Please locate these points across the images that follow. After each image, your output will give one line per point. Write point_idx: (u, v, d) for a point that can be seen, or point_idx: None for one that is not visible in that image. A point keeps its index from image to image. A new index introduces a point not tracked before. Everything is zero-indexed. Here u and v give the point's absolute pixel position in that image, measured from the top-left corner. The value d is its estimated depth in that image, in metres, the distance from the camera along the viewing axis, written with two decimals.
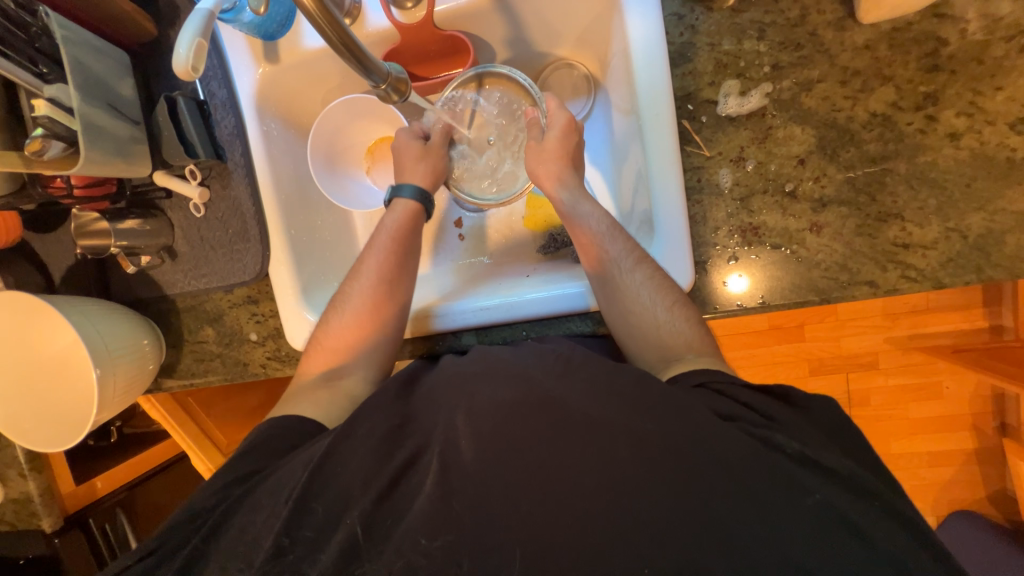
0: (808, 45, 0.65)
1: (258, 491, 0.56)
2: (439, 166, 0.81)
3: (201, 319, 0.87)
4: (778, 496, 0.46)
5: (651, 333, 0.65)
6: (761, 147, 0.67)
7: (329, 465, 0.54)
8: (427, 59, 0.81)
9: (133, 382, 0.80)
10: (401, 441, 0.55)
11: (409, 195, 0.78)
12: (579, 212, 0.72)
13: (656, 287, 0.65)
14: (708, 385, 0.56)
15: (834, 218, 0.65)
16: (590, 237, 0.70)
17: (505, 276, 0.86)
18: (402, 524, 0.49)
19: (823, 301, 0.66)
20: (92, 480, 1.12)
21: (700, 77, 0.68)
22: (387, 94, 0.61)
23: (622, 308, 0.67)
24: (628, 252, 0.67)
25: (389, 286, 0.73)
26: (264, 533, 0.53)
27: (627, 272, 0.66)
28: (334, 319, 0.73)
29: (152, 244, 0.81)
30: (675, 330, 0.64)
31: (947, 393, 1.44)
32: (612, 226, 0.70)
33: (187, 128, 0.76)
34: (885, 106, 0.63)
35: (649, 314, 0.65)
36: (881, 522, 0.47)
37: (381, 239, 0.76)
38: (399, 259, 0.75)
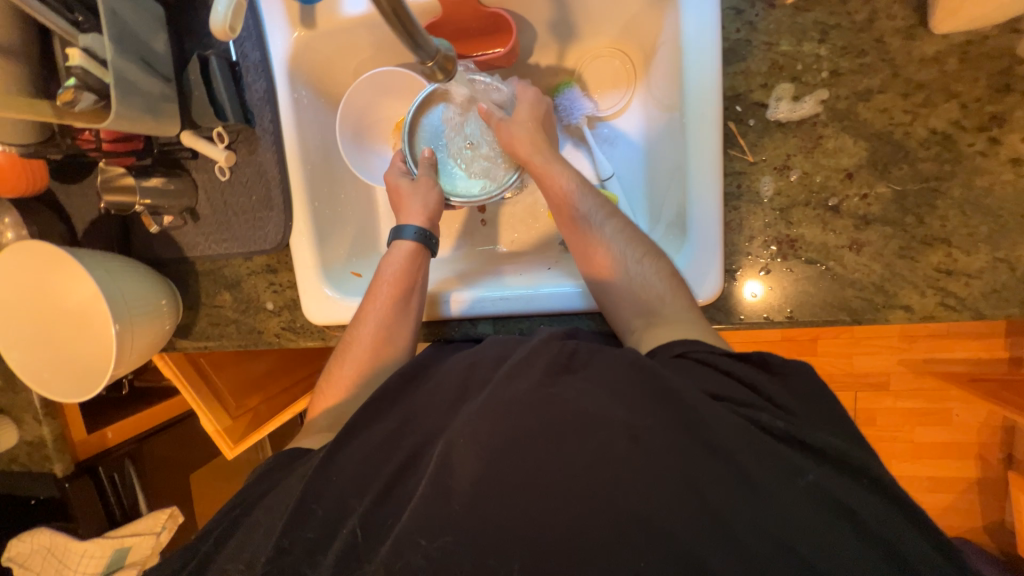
0: (871, 52, 0.62)
1: (277, 491, 0.57)
2: (431, 200, 0.78)
3: (219, 284, 0.87)
4: (804, 525, 0.43)
5: (626, 289, 0.65)
6: (808, 157, 0.64)
7: (336, 461, 0.54)
8: (466, 36, 0.79)
9: (151, 341, 0.80)
10: (404, 437, 0.54)
11: (410, 236, 0.76)
12: (550, 171, 0.72)
13: (626, 240, 0.67)
14: (688, 355, 0.55)
15: (876, 237, 0.63)
16: (563, 196, 0.71)
17: (522, 267, 0.84)
18: (399, 525, 0.48)
19: (853, 321, 0.64)
20: (104, 430, 1.14)
21: (752, 77, 0.65)
22: (433, 71, 0.57)
23: (597, 265, 0.68)
24: (598, 208, 0.70)
25: (388, 323, 0.72)
26: (273, 525, 0.53)
27: (598, 226, 0.69)
28: (337, 361, 0.72)
29: (175, 205, 0.80)
30: (647, 283, 0.64)
31: (956, 420, 1.42)
32: (582, 184, 0.71)
33: (218, 88, 0.75)
34: (946, 124, 0.60)
35: (621, 269, 0.66)
36: None
37: (382, 286, 0.73)
38: (398, 305, 0.72)
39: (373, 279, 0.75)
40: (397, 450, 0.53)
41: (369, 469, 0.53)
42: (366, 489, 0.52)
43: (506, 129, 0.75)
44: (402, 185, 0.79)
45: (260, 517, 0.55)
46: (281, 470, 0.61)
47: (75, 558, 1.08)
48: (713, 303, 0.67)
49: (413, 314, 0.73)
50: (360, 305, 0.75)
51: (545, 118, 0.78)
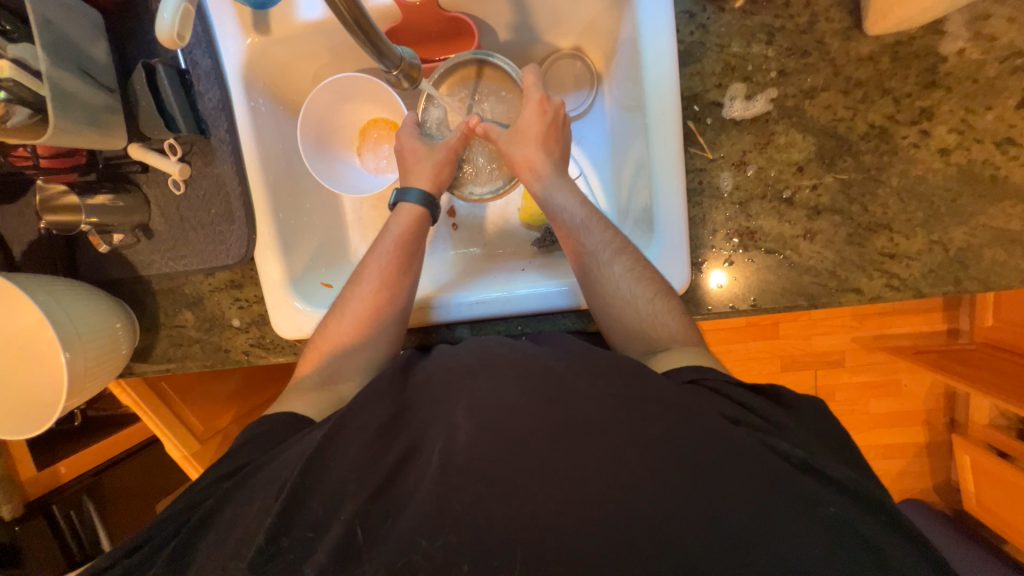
0: (814, 52, 0.66)
1: (245, 491, 0.54)
2: (444, 169, 0.79)
3: (179, 302, 0.83)
4: (780, 494, 0.45)
5: (636, 324, 0.65)
6: (763, 152, 0.67)
7: (333, 454, 0.52)
8: (427, 40, 0.79)
9: (106, 367, 0.75)
10: (395, 437, 0.53)
11: (415, 199, 0.76)
12: (554, 203, 0.73)
13: (636, 278, 0.65)
14: (699, 382, 0.56)
15: (827, 226, 0.67)
16: (568, 227, 0.71)
17: (499, 271, 0.84)
18: (401, 520, 0.46)
19: (810, 305, 0.68)
20: (54, 466, 1.09)
21: (707, 78, 0.68)
22: (400, 79, 0.61)
23: (605, 298, 0.67)
24: (606, 243, 0.68)
25: (380, 317, 0.70)
26: (247, 535, 0.49)
27: (605, 263, 0.67)
28: (319, 360, 0.69)
29: (126, 222, 0.76)
30: (657, 322, 0.64)
31: (906, 391, 1.53)
32: (588, 216, 0.71)
33: (167, 98, 0.72)
34: (883, 119, 0.65)
35: (630, 306, 0.65)
36: (888, 530, 0.46)
37: (380, 252, 0.73)
38: (401, 264, 0.72)
39: (373, 246, 0.74)
40: (388, 446, 0.52)
41: (356, 474, 0.50)
42: (360, 480, 0.50)
43: (513, 144, 0.76)
44: (414, 142, 0.79)
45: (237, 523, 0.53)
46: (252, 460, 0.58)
47: None
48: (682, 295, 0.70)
49: (413, 277, 0.73)
50: (352, 278, 0.73)
51: (552, 130, 0.76)
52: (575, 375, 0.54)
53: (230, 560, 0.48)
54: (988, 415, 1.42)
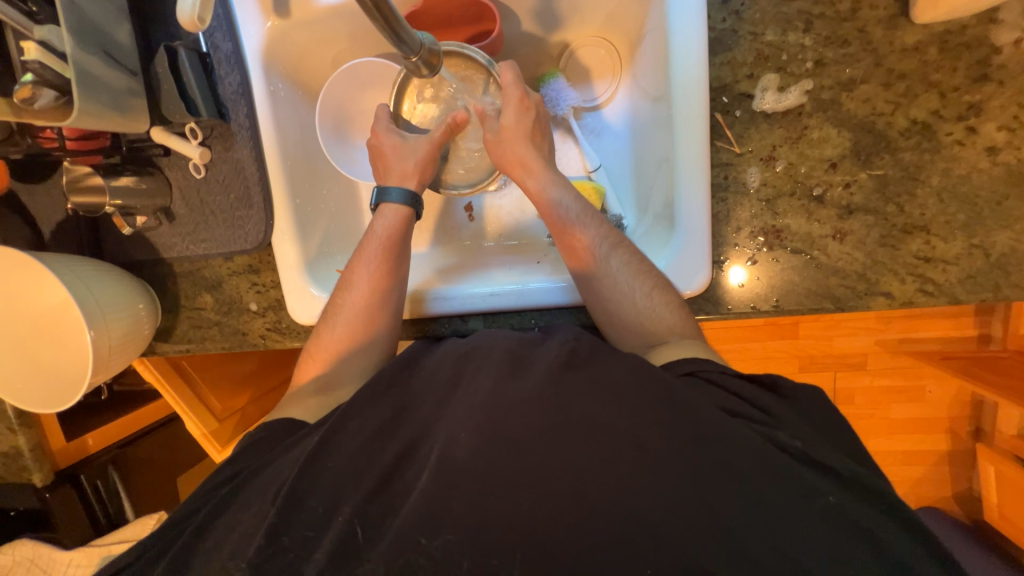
0: (855, 42, 0.62)
1: (255, 483, 0.55)
2: (426, 162, 0.77)
3: (199, 285, 0.85)
4: (800, 504, 0.44)
5: (631, 320, 0.64)
6: (794, 147, 0.64)
7: (335, 453, 0.53)
8: (446, 26, 0.78)
9: (129, 346, 0.78)
10: (391, 437, 0.53)
11: (398, 199, 0.75)
12: (549, 197, 0.71)
13: (634, 271, 0.65)
14: (696, 374, 0.55)
15: (858, 226, 0.64)
16: (561, 224, 0.69)
17: (508, 262, 0.84)
18: (398, 520, 0.47)
19: (837, 308, 0.65)
20: (83, 437, 1.11)
21: (738, 68, 0.65)
22: (420, 66, 0.59)
23: (600, 295, 0.66)
24: (602, 236, 0.67)
25: (377, 308, 0.71)
26: (262, 514, 0.51)
27: (603, 257, 0.66)
28: (319, 352, 0.69)
29: (148, 205, 0.78)
30: (655, 315, 0.63)
31: (931, 397, 1.48)
32: (583, 211, 0.69)
33: (189, 83, 0.72)
34: (926, 114, 0.61)
35: (628, 300, 0.64)
36: (914, 552, 0.44)
37: (372, 244, 0.73)
38: (391, 264, 0.72)
39: (365, 239, 0.74)
40: (385, 445, 0.53)
41: (362, 470, 0.51)
42: (361, 479, 0.51)
43: (500, 141, 0.75)
44: (389, 142, 0.77)
45: (249, 505, 0.54)
46: (269, 450, 0.59)
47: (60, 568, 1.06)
48: (700, 294, 0.68)
49: (404, 275, 0.74)
50: (346, 271, 0.73)
51: (535, 126, 0.75)
52: (593, 376, 0.52)
53: (246, 542, 0.50)
54: (1016, 425, 1.37)
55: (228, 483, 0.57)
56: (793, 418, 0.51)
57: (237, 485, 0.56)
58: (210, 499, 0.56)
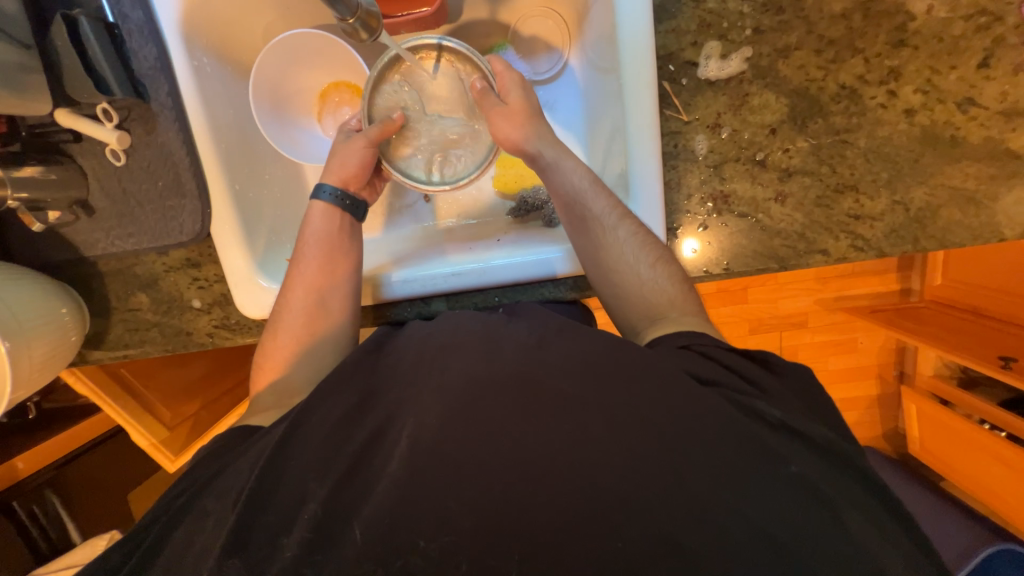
0: (789, 9, 0.65)
1: (215, 487, 0.52)
2: (350, 161, 0.73)
3: (132, 284, 0.78)
4: (754, 448, 0.47)
5: (634, 292, 0.63)
6: (737, 114, 0.67)
7: (303, 447, 0.51)
8: None
9: (54, 356, 0.70)
10: (359, 425, 0.51)
11: (326, 195, 0.72)
12: (560, 168, 0.69)
13: (640, 243, 0.64)
14: (691, 347, 0.55)
15: (797, 188, 0.68)
16: (571, 195, 0.67)
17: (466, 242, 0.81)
18: (369, 510, 0.45)
19: (780, 268, 0.70)
20: (12, 461, 1.01)
21: (682, 36, 0.66)
22: (357, 31, 0.56)
23: (606, 267, 0.65)
24: (611, 208, 0.65)
25: (325, 308, 0.68)
26: (223, 516, 0.48)
27: (611, 227, 0.65)
28: (272, 354, 0.66)
29: (61, 198, 0.69)
30: (657, 287, 0.63)
31: (862, 347, 1.63)
32: (594, 182, 0.67)
33: (96, 57, 0.64)
34: (853, 79, 0.65)
35: (633, 273, 0.63)
36: (854, 486, 0.48)
37: (308, 245, 0.70)
38: (330, 262, 0.69)
39: (305, 238, 0.71)
40: (352, 434, 0.51)
41: (329, 461, 0.49)
42: (327, 472, 0.49)
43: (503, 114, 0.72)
44: (334, 142, 0.75)
45: (209, 508, 0.51)
46: (229, 452, 0.56)
47: None
48: None
49: (350, 271, 0.70)
50: (290, 272, 0.70)
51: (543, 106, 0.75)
52: (556, 349, 0.53)
53: (205, 550, 0.47)
54: (933, 366, 1.53)
55: (182, 493, 0.53)
56: (747, 374, 0.54)
57: (190, 491, 0.53)
58: (167, 508, 0.53)
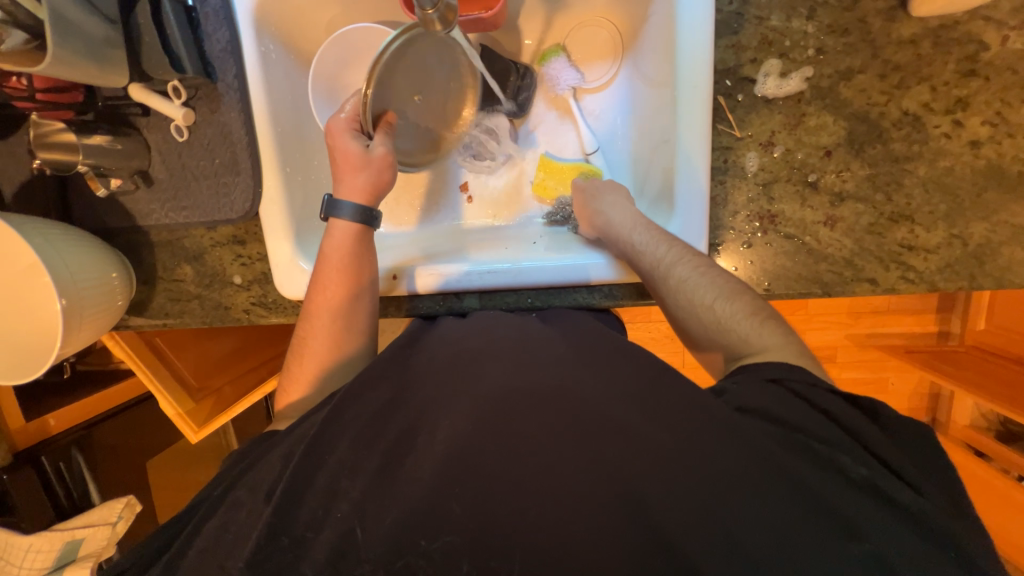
0: (855, 32, 0.64)
1: (257, 470, 0.54)
2: (383, 178, 0.70)
3: (178, 255, 0.80)
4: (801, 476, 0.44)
5: (705, 332, 0.60)
6: (792, 133, 0.66)
7: (335, 431, 0.51)
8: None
9: (102, 318, 0.73)
10: (387, 427, 0.51)
11: (348, 215, 0.69)
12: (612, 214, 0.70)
13: (697, 283, 0.61)
14: (783, 382, 0.51)
15: (849, 213, 0.66)
16: (622, 239, 0.67)
17: (486, 245, 0.81)
18: (393, 514, 0.45)
19: (824, 294, 0.68)
20: (44, 418, 1.04)
21: (743, 51, 0.66)
22: (433, 20, 0.59)
23: (681, 308, 0.62)
24: (663, 249, 0.64)
25: (345, 336, 0.68)
26: (259, 495, 0.49)
27: (666, 268, 0.63)
28: (297, 377, 0.67)
29: (124, 167, 0.73)
30: (724, 329, 0.59)
31: (893, 389, 1.56)
32: (646, 225, 0.67)
33: (173, 36, 0.68)
34: (917, 106, 0.63)
35: (695, 313, 0.61)
36: None
37: (326, 273, 0.69)
38: (349, 287, 0.68)
39: (322, 264, 0.69)
40: (385, 422, 0.51)
41: (360, 450, 0.50)
42: (361, 457, 0.49)
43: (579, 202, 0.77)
44: (345, 153, 0.69)
45: (246, 485, 0.52)
46: (266, 443, 0.58)
47: (19, 553, 0.99)
48: None
49: (365, 295, 0.69)
50: (309, 299, 0.69)
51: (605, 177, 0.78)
52: None
53: (245, 527, 0.48)
54: (970, 415, 1.46)
55: (221, 486, 0.55)
56: None
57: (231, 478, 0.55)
58: (208, 496, 0.55)
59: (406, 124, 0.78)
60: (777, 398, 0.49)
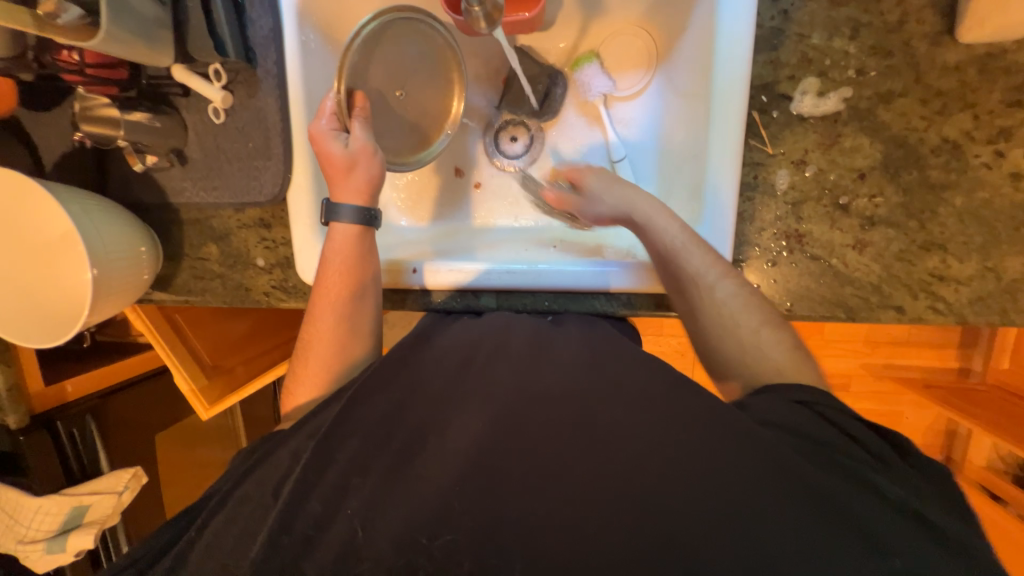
0: (898, 54, 0.63)
1: (271, 456, 0.55)
2: (375, 174, 0.70)
3: (205, 234, 0.82)
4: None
5: (737, 353, 0.58)
6: (825, 153, 0.65)
7: (347, 418, 0.52)
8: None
9: (128, 291, 0.75)
10: (397, 418, 0.51)
11: (349, 218, 0.69)
12: (654, 224, 0.65)
13: (741, 303, 0.60)
14: (810, 405, 0.49)
15: (879, 238, 0.65)
16: (664, 252, 0.63)
17: (499, 245, 0.81)
18: (402, 516, 0.45)
19: (848, 318, 0.66)
20: (61, 383, 1.05)
21: (780, 68, 0.65)
22: (478, 16, 0.64)
23: (712, 325, 0.60)
24: (709, 266, 0.62)
25: (353, 337, 0.69)
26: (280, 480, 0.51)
27: (710, 285, 0.61)
28: (300, 379, 0.67)
29: (162, 144, 0.75)
30: (762, 352, 0.58)
31: (907, 423, 1.52)
32: (691, 239, 0.63)
33: (219, 21, 0.70)
34: (958, 134, 0.62)
35: (732, 332, 0.59)
36: None
37: (330, 275, 0.69)
38: (352, 288, 0.69)
39: (319, 268, 0.70)
40: (398, 414, 0.51)
41: (372, 439, 0.50)
42: (377, 449, 0.50)
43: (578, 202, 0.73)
44: (329, 151, 0.68)
45: (263, 470, 0.53)
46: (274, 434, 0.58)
47: (28, 513, 1.00)
48: None
49: (370, 296, 0.70)
50: (310, 303, 0.70)
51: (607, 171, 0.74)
52: None
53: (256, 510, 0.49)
54: (985, 456, 1.42)
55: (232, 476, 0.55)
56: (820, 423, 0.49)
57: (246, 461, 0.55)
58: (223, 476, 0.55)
59: (388, 117, 0.77)
60: (789, 408, 0.47)
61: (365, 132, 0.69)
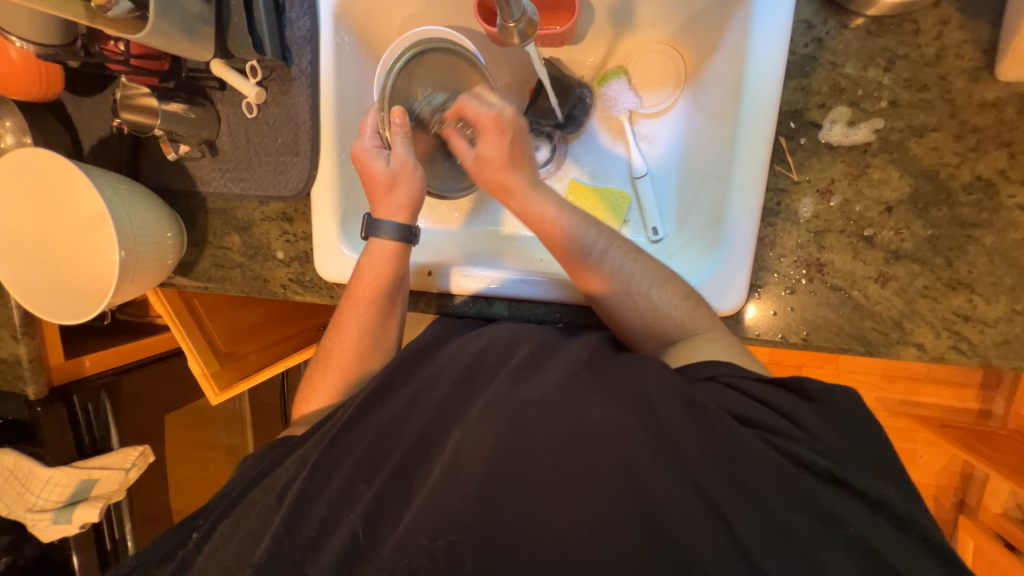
0: (934, 88, 0.62)
1: (286, 453, 0.56)
2: (417, 193, 0.71)
3: (229, 224, 0.84)
4: (829, 540, 0.42)
5: (641, 323, 0.64)
6: (852, 184, 0.64)
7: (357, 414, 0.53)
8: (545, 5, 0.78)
9: (151, 274, 0.77)
10: (404, 419, 0.52)
11: (388, 235, 0.70)
12: (541, 200, 0.68)
13: (633, 271, 0.65)
14: (717, 378, 0.51)
15: (903, 273, 0.63)
16: (556, 230, 0.67)
17: (518, 257, 0.81)
18: (406, 517, 0.46)
19: (865, 352, 0.65)
20: (81, 357, 1.06)
21: (812, 95, 0.65)
22: (512, 32, 0.62)
23: (612, 297, 0.65)
24: (598, 238, 0.66)
25: (372, 351, 0.71)
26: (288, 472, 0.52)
27: (601, 257, 0.65)
28: (317, 386, 0.70)
29: (194, 135, 0.77)
30: (662, 314, 0.62)
31: (920, 461, 1.48)
32: (576, 214, 0.68)
33: (260, 20, 0.72)
34: (992, 172, 0.61)
35: (631, 301, 0.64)
36: None
37: (359, 288, 0.70)
38: (379, 305, 0.70)
39: (353, 276, 0.72)
40: (406, 415, 0.52)
41: (381, 437, 0.51)
42: (385, 448, 0.51)
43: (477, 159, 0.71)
44: (373, 171, 0.70)
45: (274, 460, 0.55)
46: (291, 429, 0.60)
47: (39, 483, 1.01)
48: (731, 315, 0.68)
49: (395, 313, 0.72)
50: (338, 311, 0.72)
51: (517, 145, 0.69)
52: (619, 374, 0.51)
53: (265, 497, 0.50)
54: (1004, 503, 1.36)
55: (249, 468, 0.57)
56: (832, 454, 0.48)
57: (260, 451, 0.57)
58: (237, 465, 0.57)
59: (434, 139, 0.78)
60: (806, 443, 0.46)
61: (408, 151, 0.70)
